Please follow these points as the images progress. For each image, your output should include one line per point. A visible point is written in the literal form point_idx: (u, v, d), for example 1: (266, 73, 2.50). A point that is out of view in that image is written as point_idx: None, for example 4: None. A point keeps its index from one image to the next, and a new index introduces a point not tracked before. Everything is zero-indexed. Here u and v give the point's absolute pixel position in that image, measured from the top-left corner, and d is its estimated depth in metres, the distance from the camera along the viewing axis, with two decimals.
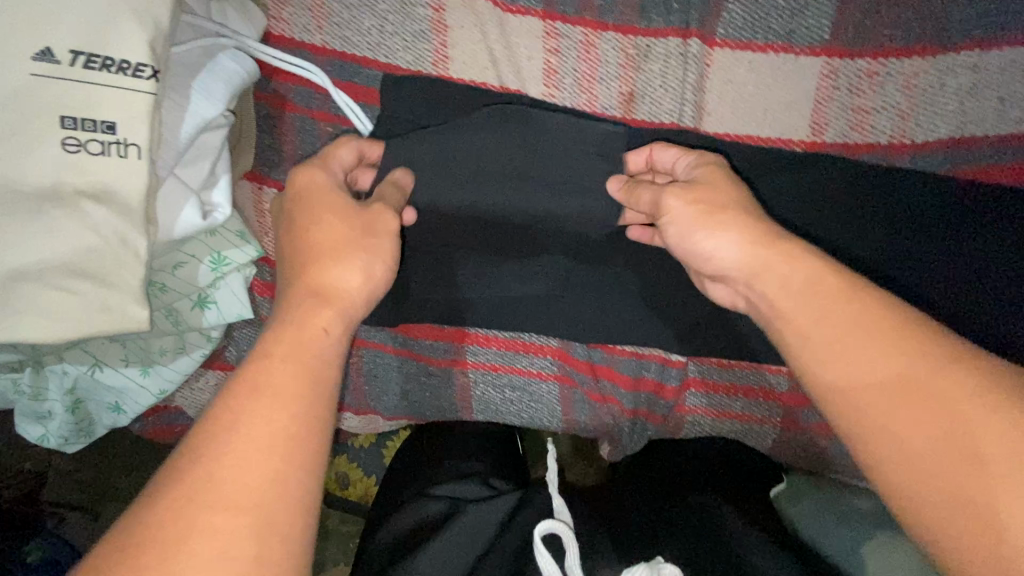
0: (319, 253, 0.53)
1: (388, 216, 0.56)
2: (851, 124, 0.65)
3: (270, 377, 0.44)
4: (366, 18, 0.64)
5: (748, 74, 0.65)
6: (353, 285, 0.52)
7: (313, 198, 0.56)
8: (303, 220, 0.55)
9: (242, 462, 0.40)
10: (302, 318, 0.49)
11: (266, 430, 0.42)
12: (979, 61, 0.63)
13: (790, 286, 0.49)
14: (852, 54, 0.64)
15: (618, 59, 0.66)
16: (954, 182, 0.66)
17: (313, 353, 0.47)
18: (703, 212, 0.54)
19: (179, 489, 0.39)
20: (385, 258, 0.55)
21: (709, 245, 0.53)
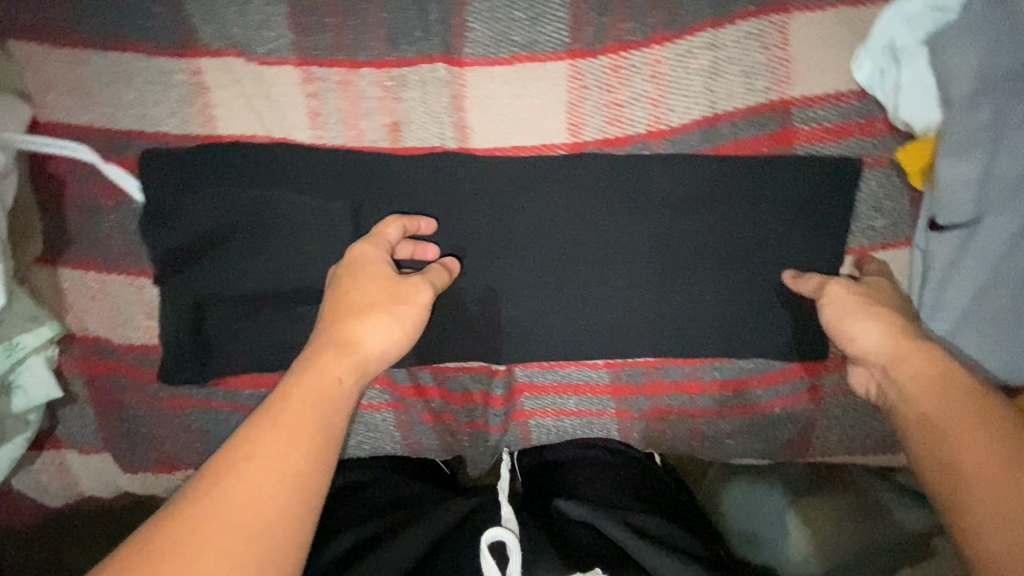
0: (349, 314, 0.55)
1: (421, 291, 0.58)
2: (607, 119, 0.67)
3: (285, 416, 0.46)
4: (127, 92, 0.67)
5: (502, 88, 0.67)
6: (377, 350, 0.54)
7: (364, 266, 0.58)
8: (347, 279, 0.57)
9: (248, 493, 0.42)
10: (318, 364, 0.51)
11: (273, 463, 0.44)
12: (714, 39, 0.65)
13: (924, 375, 0.53)
14: (593, 53, 0.66)
15: (377, 93, 0.68)
16: (716, 156, 0.66)
17: (329, 398, 0.49)
18: (862, 306, 0.58)
19: (199, 508, 0.41)
20: (411, 327, 0.56)
21: (851, 329, 0.58)
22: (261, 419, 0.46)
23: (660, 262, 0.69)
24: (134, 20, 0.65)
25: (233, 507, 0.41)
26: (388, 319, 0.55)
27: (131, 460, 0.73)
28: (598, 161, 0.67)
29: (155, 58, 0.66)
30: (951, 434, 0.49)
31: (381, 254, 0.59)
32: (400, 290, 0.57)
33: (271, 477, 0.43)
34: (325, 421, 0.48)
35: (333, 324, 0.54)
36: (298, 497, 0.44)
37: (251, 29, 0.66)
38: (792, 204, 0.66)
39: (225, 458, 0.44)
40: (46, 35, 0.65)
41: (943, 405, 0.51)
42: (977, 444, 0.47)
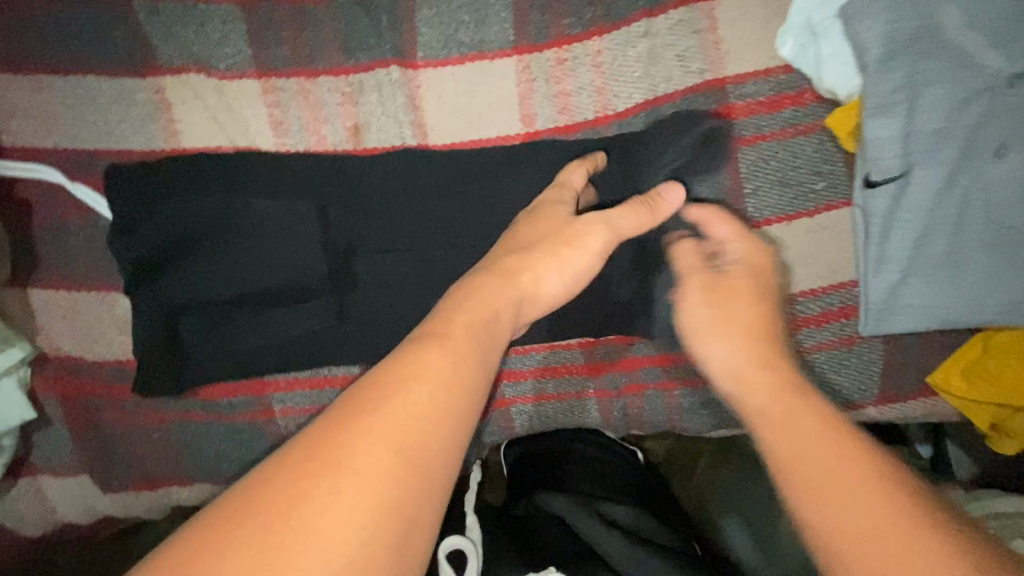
0: (523, 252, 0.58)
1: (591, 236, 0.60)
2: (557, 108, 0.71)
3: (453, 339, 0.47)
4: (92, 113, 0.69)
5: (455, 85, 0.70)
6: (543, 289, 0.58)
7: (543, 210, 0.63)
8: (521, 225, 0.62)
9: (413, 418, 0.41)
10: (478, 297, 0.52)
11: (441, 383, 0.43)
12: (648, 28, 0.69)
13: (767, 394, 0.53)
14: (538, 48, 0.70)
15: (337, 99, 0.71)
16: (662, 133, 0.70)
17: (486, 334, 0.49)
18: (716, 325, 0.61)
19: (355, 413, 0.40)
20: (573, 269, 0.59)
21: (708, 350, 0.60)
22: (422, 344, 0.46)
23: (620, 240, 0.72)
24: (96, 45, 0.68)
25: (396, 418, 0.40)
26: (558, 264, 0.58)
27: (112, 480, 0.72)
28: (550, 148, 0.70)
29: (119, 79, 0.69)
30: (823, 484, 0.44)
31: (551, 206, 0.63)
32: (565, 233, 0.60)
33: (436, 404, 0.42)
34: (484, 353, 0.47)
35: (502, 259, 0.58)
36: (460, 431, 0.43)
37: (213, 46, 0.70)
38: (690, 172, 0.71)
39: (387, 381, 0.42)
40: (13, 65, 0.68)
41: (805, 438, 0.47)
42: (847, 489, 0.43)
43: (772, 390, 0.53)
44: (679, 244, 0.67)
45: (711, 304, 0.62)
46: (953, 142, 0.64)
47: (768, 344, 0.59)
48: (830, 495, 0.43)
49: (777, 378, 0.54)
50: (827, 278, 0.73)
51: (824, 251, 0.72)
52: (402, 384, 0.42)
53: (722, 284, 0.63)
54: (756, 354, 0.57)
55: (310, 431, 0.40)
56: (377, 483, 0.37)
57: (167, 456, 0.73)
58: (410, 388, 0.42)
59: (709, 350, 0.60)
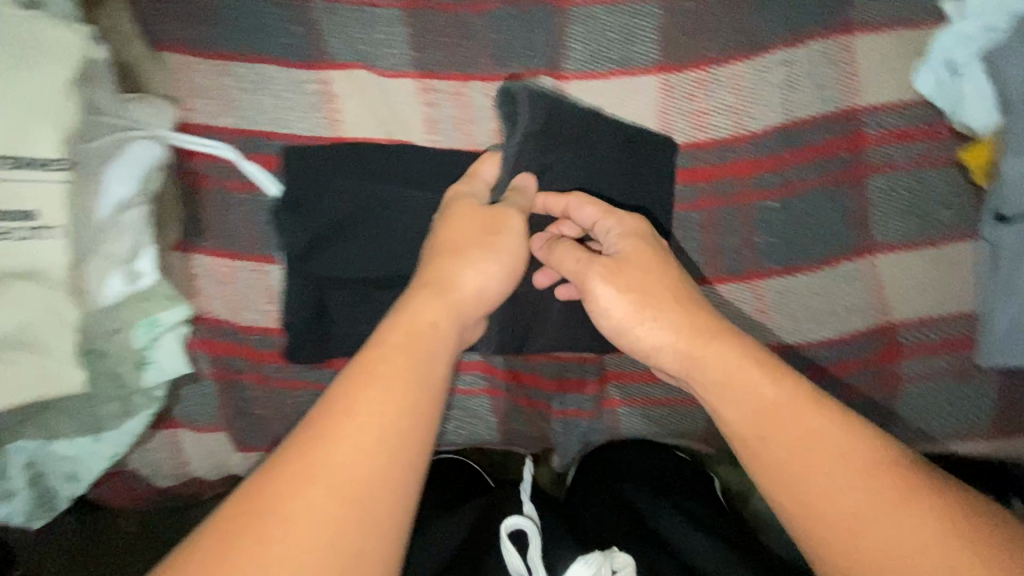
0: (449, 253, 0.60)
1: (511, 219, 0.63)
2: (693, 125, 0.74)
3: (387, 362, 0.50)
4: (266, 98, 0.75)
5: (599, 97, 0.75)
6: (471, 288, 0.59)
7: (461, 203, 0.65)
8: (443, 220, 0.64)
9: (355, 452, 0.45)
10: (418, 315, 0.54)
11: (377, 413, 0.47)
12: (788, 56, 0.73)
13: (730, 373, 0.56)
14: (680, 68, 0.74)
15: (486, 102, 0.76)
16: (794, 156, 0.74)
17: (423, 350, 0.52)
18: (638, 310, 0.60)
19: (295, 461, 0.45)
20: (510, 250, 0.62)
21: (642, 335, 0.61)
22: (353, 379, 0.49)
23: (742, 253, 0.75)
24: (275, 38, 0.75)
25: (333, 460, 0.45)
26: (495, 257, 0.61)
27: (248, 440, 0.77)
28: (685, 163, 0.75)
29: (293, 70, 0.75)
30: (799, 468, 0.51)
31: (463, 201, 0.65)
32: (491, 225, 0.63)
33: (371, 435, 0.46)
34: (416, 370, 0.51)
35: (437, 263, 0.60)
36: (407, 449, 0.47)
37: (376, 46, 0.75)
38: (577, 158, 0.70)
39: (318, 426, 0.46)
40: (198, 50, 0.75)
41: (790, 424, 0.53)
42: (828, 469, 0.50)
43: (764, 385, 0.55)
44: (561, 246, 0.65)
45: (626, 289, 0.61)
46: None
47: (700, 321, 0.59)
48: (804, 483, 0.51)
49: (734, 363, 0.56)
50: (941, 305, 0.75)
51: (945, 282, 0.74)
52: (331, 427, 0.46)
53: (619, 269, 0.62)
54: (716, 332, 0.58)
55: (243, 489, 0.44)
56: (323, 515, 0.43)
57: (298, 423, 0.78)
58: (347, 421, 0.46)
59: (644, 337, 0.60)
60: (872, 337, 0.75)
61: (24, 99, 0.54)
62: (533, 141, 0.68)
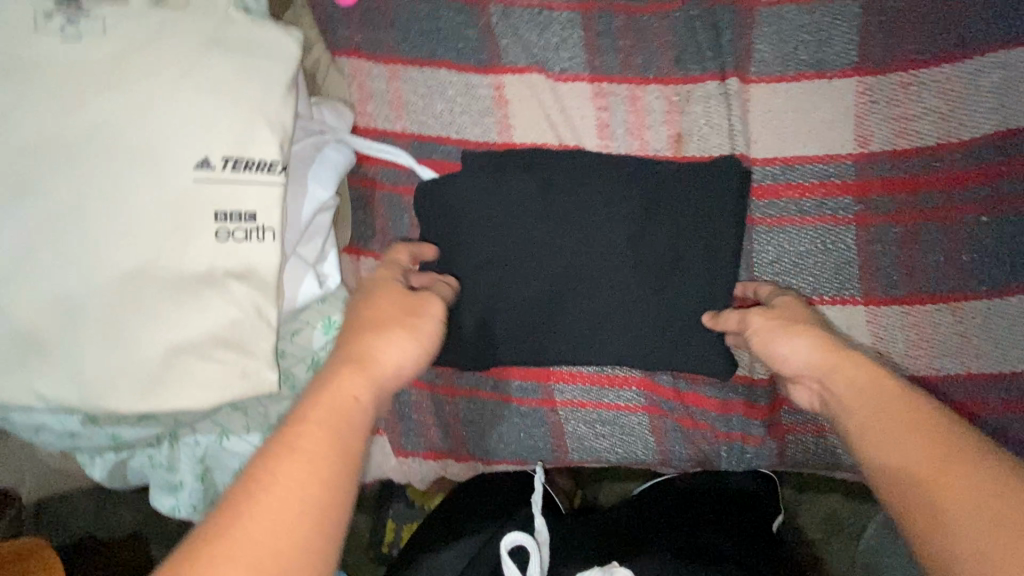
0: (370, 330, 0.54)
1: (434, 303, 0.58)
2: (894, 132, 0.69)
3: (305, 441, 0.43)
4: (439, 103, 0.75)
5: (787, 102, 0.71)
6: (394, 367, 0.53)
7: (380, 285, 0.60)
8: (362, 302, 0.58)
9: (269, 533, 0.39)
10: (338, 391, 0.48)
11: (293, 495, 0.41)
12: (1008, 59, 0.66)
13: (855, 382, 0.52)
14: (880, 71, 0.69)
15: (662, 107, 0.73)
16: (1010, 167, 0.67)
17: (346, 426, 0.46)
18: (783, 327, 0.59)
19: (214, 546, 0.37)
20: (425, 335, 0.56)
21: (781, 348, 0.58)
22: (272, 456, 0.42)
23: (944, 270, 0.69)
24: (451, 41, 0.74)
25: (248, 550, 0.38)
26: (410, 334, 0.55)
27: (405, 444, 0.81)
28: (884, 174, 0.69)
29: (466, 74, 0.74)
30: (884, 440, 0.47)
31: (390, 282, 0.60)
32: (412, 304, 0.57)
33: (277, 523, 0.39)
34: (345, 451, 0.45)
35: (355, 338, 0.53)
36: (323, 530, 0.41)
37: (550, 50, 0.74)
38: (485, 185, 0.71)
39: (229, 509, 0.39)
40: (375, 53, 0.75)
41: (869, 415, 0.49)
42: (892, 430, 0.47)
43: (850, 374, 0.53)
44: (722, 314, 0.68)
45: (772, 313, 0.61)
46: None
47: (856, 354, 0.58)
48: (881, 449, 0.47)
49: (862, 366, 0.52)
50: None
51: None
52: (248, 509, 0.39)
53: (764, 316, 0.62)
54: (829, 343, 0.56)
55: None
56: None
57: (448, 428, 0.80)
58: (263, 502, 0.40)
59: (785, 347, 0.58)
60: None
61: (251, 101, 0.55)
62: (424, 192, 0.72)
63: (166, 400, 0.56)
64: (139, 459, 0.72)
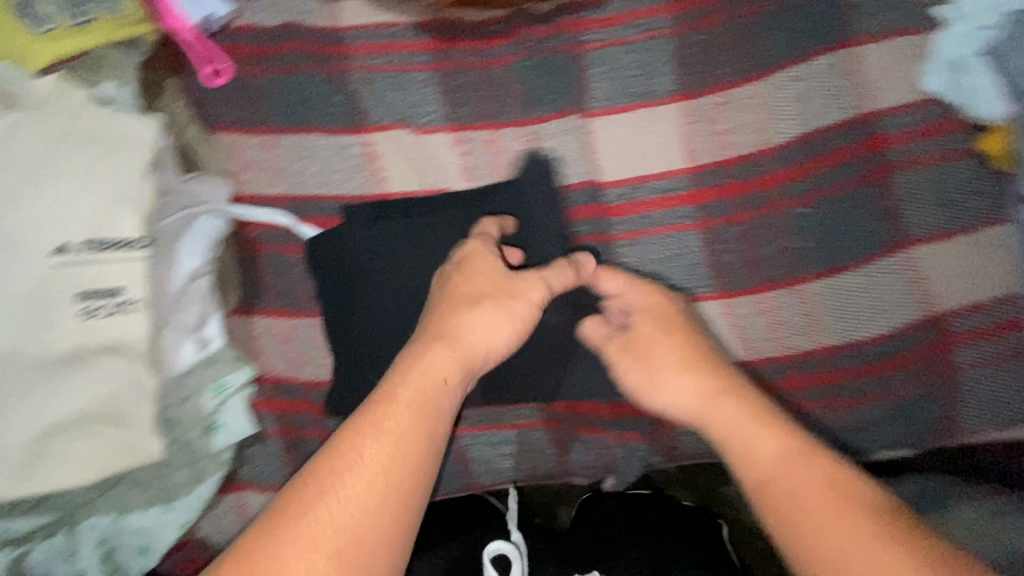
0: (461, 309, 0.62)
1: (528, 288, 0.64)
2: (718, 145, 0.78)
3: (389, 420, 0.55)
4: (313, 164, 0.80)
5: (625, 129, 0.79)
6: (484, 347, 0.62)
7: (474, 257, 0.65)
8: (458, 272, 0.65)
9: (356, 504, 0.51)
10: (425, 373, 0.58)
11: (376, 473, 0.52)
12: (801, 73, 0.77)
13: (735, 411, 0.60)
14: (698, 95, 0.79)
15: (519, 146, 0.80)
16: (818, 162, 0.76)
17: (428, 406, 0.57)
18: (651, 371, 0.65)
19: (304, 513, 0.50)
20: (516, 319, 0.63)
21: (660, 397, 0.65)
22: (359, 436, 0.54)
23: (782, 260, 0.77)
24: (319, 109, 0.81)
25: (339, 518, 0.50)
26: (500, 314, 0.62)
27: None
28: (717, 182, 0.78)
29: (336, 135, 0.80)
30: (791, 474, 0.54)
31: (481, 252, 0.66)
32: (505, 284, 0.64)
33: (362, 498, 0.51)
34: (426, 429, 0.56)
35: (445, 315, 0.62)
36: (397, 511, 0.52)
37: (412, 106, 0.81)
38: (374, 235, 0.74)
39: (320, 481, 0.52)
40: (249, 126, 0.80)
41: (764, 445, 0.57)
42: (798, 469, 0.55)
43: (762, 437, 0.58)
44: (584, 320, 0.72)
45: (639, 355, 0.67)
46: None
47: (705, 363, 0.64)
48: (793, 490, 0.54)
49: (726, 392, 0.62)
50: (981, 292, 0.75)
51: (981, 266, 0.75)
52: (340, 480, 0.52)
53: (638, 343, 0.67)
54: (727, 394, 0.61)
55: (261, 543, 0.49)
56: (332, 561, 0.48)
57: None
58: (348, 476, 0.52)
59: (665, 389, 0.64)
60: (920, 331, 0.76)
61: (108, 188, 0.60)
62: (317, 250, 0.75)
63: (42, 481, 0.57)
64: (37, 553, 0.68)
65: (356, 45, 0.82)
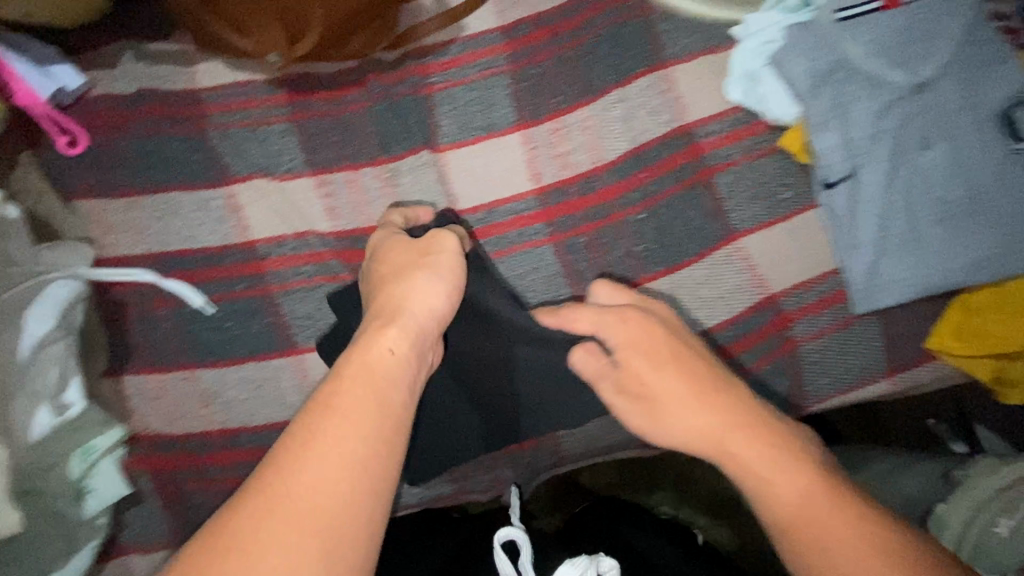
0: (395, 281, 0.68)
1: (440, 241, 0.71)
2: (559, 166, 0.85)
3: (344, 398, 0.55)
4: (177, 221, 0.82)
5: (474, 159, 0.86)
6: (425, 303, 0.66)
7: (387, 244, 0.73)
8: (381, 257, 0.72)
9: (315, 479, 0.49)
10: (374, 348, 0.60)
11: (336, 448, 0.52)
12: (623, 95, 0.86)
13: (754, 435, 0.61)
14: (536, 123, 0.86)
15: (378, 183, 0.85)
16: (648, 173, 0.85)
17: (383, 375, 0.58)
18: (648, 410, 0.66)
19: (266, 490, 0.49)
20: (441, 266, 0.69)
21: (670, 430, 0.65)
22: (318, 412, 0.54)
23: (629, 263, 0.84)
24: (180, 169, 0.84)
25: (301, 497, 0.49)
26: (428, 273, 0.68)
27: None
28: (562, 199, 0.85)
29: (198, 191, 0.83)
30: (819, 507, 0.56)
31: (393, 236, 0.74)
32: (424, 248, 0.71)
33: (337, 460, 0.51)
34: (385, 401, 0.56)
35: (384, 295, 0.67)
36: (364, 491, 0.51)
37: (272, 157, 0.85)
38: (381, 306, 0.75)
39: (289, 455, 0.51)
40: (110, 192, 0.83)
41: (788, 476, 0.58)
42: (830, 506, 0.56)
43: (780, 476, 0.58)
44: (578, 352, 0.72)
45: (636, 399, 0.67)
46: (884, 142, 0.77)
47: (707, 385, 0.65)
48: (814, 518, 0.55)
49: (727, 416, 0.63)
50: (807, 271, 0.84)
51: (803, 248, 0.84)
52: (300, 456, 0.51)
53: (640, 384, 0.67)
54: (734, 423, 0.62)
55: (222, 524, 0.48)
56: (294, 537, 0.47)
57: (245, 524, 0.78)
58: (309, 449, 0.51)
59: (670, 429, 0.65)
60: (759, 311, 0.84)
61: None
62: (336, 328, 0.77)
63: None
64: None
65: (213, 105, 0.86)
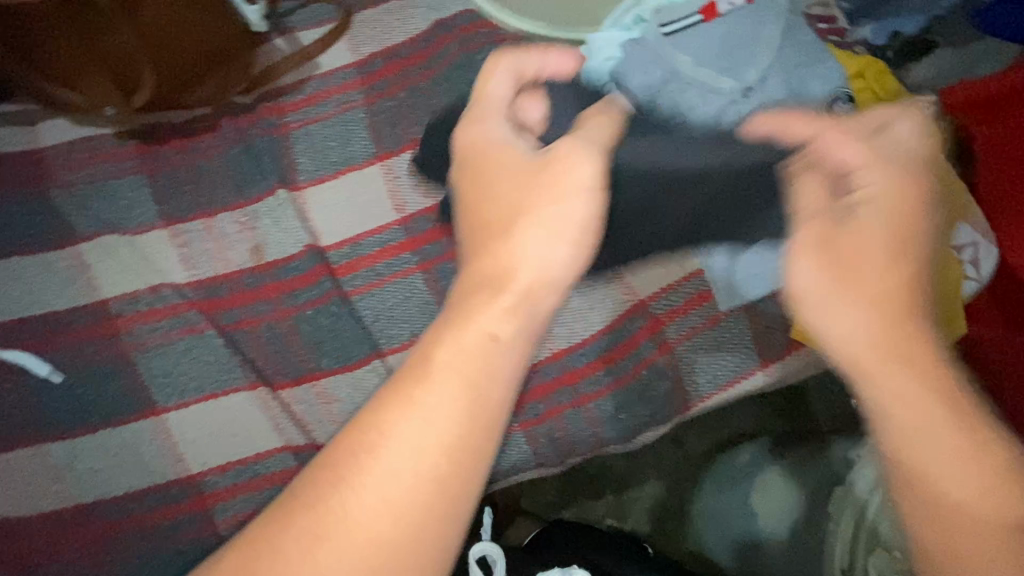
0: (507, 211, 0.51)
1: (569, 160, 0.52)
2: (422, 194, 0.85)
3: (425, 394, 0.43)
4: (19, 287, 0.79)
5: (335, 195, 0.85)
6: (537, 260, 0.49)
7: (488, 160, 0.56)
8: (481, 169, 0.56)
9: (371, 497, 0.40)
10: (472, 326, 0.46)
11: (401, 460, 0.41)
12: None
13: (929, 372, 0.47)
14: (396, 154, 0.86)
15: (236, 228, 0.83)
16: None
17: (479, 366, 0.45)
18: (851, 304, 0.49)
19: (308, 503, 0.40)
20: (570, 201, 0.51)
21: (843, 329, 0.49)
22: (388, 405, 0.43)
23: None
24: (19, 233, 0.80)
25: (353, 519, 0.40)
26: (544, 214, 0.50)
27: None
28: (426, 227, 0.84)
29: (42, 253, 0.80)
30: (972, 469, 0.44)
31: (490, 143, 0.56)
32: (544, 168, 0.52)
33: (406, 479, 0.40)
34: (476, 402, 0.43)
35: (486, 234, 0.52)
36: (431, 518, 0.40)
37: (124, 211, 0.82)
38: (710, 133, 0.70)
39: (344, 461, 0.41)
40: None
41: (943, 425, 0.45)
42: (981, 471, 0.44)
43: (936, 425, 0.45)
44: (805, 176, 0.56)
45: (836, 275, 0.51)
46: None
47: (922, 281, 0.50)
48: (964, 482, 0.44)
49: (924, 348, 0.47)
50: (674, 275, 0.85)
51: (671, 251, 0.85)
52: (357, 464, 0.41)
53: (855, 260, 0.50)
54: (926, 367, 0.47)
55: (260, 535, 0.40)
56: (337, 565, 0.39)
57: None
58: (371, 455, 0.41)
59: (847, 333, 0.49)
60: (629, 319, 0.85)
61: None
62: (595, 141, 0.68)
63: None
64: None
65: (58, 162, 0.83)
